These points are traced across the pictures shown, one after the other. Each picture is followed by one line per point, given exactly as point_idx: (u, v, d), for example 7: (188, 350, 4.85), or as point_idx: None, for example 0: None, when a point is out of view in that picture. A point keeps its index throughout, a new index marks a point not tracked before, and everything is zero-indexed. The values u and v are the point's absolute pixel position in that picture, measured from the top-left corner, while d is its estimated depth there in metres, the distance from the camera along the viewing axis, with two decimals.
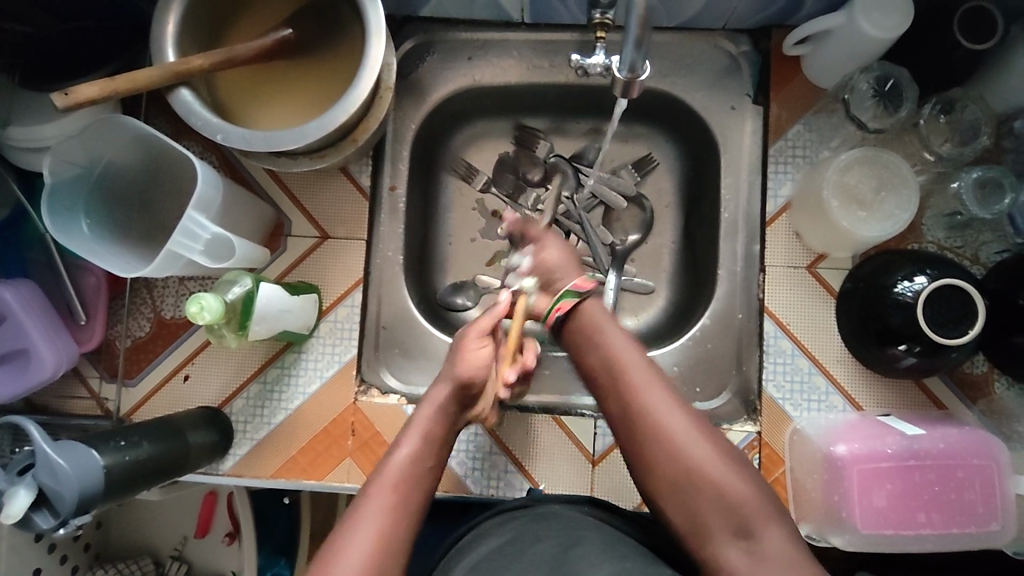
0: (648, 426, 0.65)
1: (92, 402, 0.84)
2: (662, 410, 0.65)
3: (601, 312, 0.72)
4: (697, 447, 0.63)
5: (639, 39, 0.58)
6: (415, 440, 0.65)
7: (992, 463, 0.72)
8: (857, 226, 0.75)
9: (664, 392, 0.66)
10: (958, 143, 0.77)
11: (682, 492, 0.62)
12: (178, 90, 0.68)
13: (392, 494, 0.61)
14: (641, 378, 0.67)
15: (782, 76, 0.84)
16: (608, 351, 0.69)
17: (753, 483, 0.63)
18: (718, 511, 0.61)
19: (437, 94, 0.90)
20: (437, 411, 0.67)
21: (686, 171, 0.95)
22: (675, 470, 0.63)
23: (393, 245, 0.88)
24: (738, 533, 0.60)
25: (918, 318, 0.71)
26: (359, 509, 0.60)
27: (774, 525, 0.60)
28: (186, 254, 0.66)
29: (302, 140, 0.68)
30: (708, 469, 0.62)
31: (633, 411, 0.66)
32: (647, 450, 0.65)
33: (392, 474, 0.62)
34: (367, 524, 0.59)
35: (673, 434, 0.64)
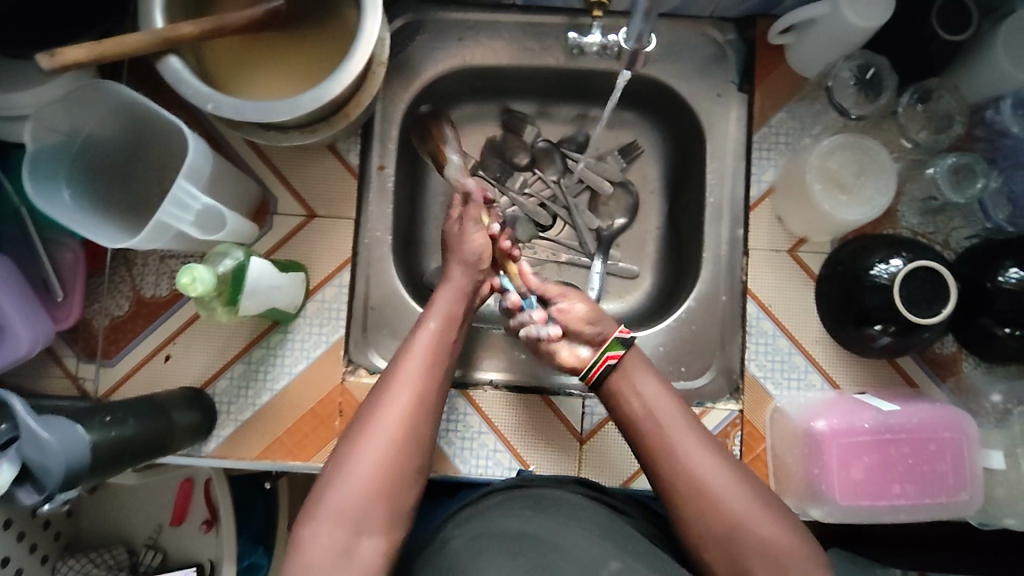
0: (689, 485, 0.64)
1: (68, 382, 0.82)
2: (705, 468, 0.65)
3: (638, 366, 0.72)
4: (742, 501, 0.63)
5: (647, 15, 0.62)
6: (404, 390, 0.66)
7: (962, 436, 0.75)
8: (838, 209, 0.77)
9: (705, 449, 0.66)
10: (934, 131, 0.81)
11: (726, 553, 0.62)
12: (167, 57, 0.66)
13: (385, 448, 0.62)
14: (686, 436, 0.67)
15: (767, 64, 0.86)
16: (652, 407, 0.69)
17: (786, 526, 0.62)
18: (758, 565, 0.61)
19: (427, 73, 0.89)
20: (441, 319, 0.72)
21: (670, 157, 0.97)
22: (721, 531, 0.62)
23: (382, 225, 0.87)
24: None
25: (895, 298, 0.74)
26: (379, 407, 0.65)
27: (801, 560, 0.60)
28: (176, 225, 0.64)
29: (295, 112, 0.67)
30: (753, 528, 0.62)
31: (677, 467, 0.65)
32: (690, 509, 0.64)
33: (414, 362, 0.68)
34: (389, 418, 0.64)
35: (719, 493, 0.63)
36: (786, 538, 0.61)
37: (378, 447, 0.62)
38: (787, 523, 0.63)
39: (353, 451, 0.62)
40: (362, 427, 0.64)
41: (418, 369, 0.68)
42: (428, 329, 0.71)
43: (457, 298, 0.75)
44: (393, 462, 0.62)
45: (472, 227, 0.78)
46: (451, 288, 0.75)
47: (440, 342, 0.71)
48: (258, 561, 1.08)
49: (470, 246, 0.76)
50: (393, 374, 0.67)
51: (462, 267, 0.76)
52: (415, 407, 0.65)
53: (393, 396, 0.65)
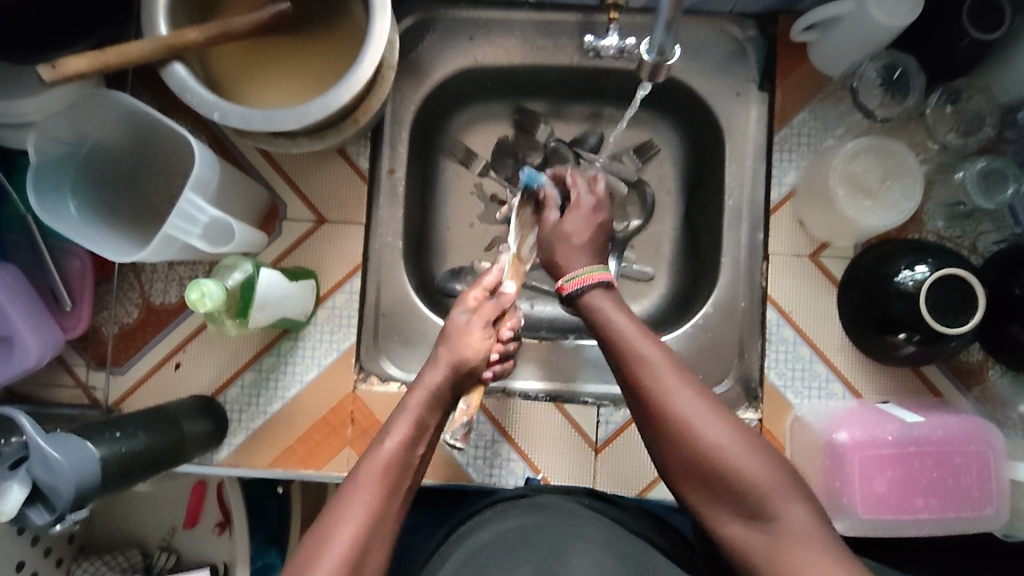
0: (657, 413, 0.61)
1: (78, 391, 0.81)
2: (669, 393, 0.61)
3: (609, 305, 0.67)
4: (709, 429, 0.59)
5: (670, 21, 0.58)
6: (359, 502, 0.57)
7: (988, 449, 0.73)
8: (862, 215, 0.75)
9: (680, 378, 0.61)
10: (963, 133, 0.78)
11: (699, 479, 0.60)
12: (170, 65, 0.64)
13: (340, 565, 0.54)
14: (653, 365, 0.62)
15: (789, 62, 0.83)
16: (615, 332, 0.64)
17: (766, 460, 0.58)
18: (729, 494, 0.58)
19: (438, 73, 0.88)
20: (411, 419, 0.63)
21: (687, 157, 0.95)
22: (690, 459, 0.59)
23: (392, 230, 0.86)
24: (753, 519, 0.57)
25: (921, 307, 0.72)
26: (343, 506, 0.57)
27: (796, 504, 0.56)
28: (184, 238, 0.62)
29: (303, 121, 0.65)
30: (721, 455, 0.58)
31: (641, 394, 0.62)
32: (663, 440, 0.61)
33: (379, 469, 0.59)
34: (349, 523, 0.56)
35: (687, 422, 0.60)
36: (772, 478, 0.57)
37: (338, 556, 0.54)
38: (767, 458, 0.59)
39: (310, 562, 0.54)
40: (318, 548, 0.55)
41: (377, 489, 0.58)
42: (392, 437, 0.61)
43: (429, 405, 0.64)
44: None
45: (478, 329, 0.68)
46: (430, 382, 0.65)
47: (404, 456, 0.61)
48: (271, 562, 1.06)
49: (466, 353, 0.66)
50: (359, 475, 0.59)
51: (444, 364, 0.66)
52: (368, 527, 0.56)
53: (353, 505, 0.57)
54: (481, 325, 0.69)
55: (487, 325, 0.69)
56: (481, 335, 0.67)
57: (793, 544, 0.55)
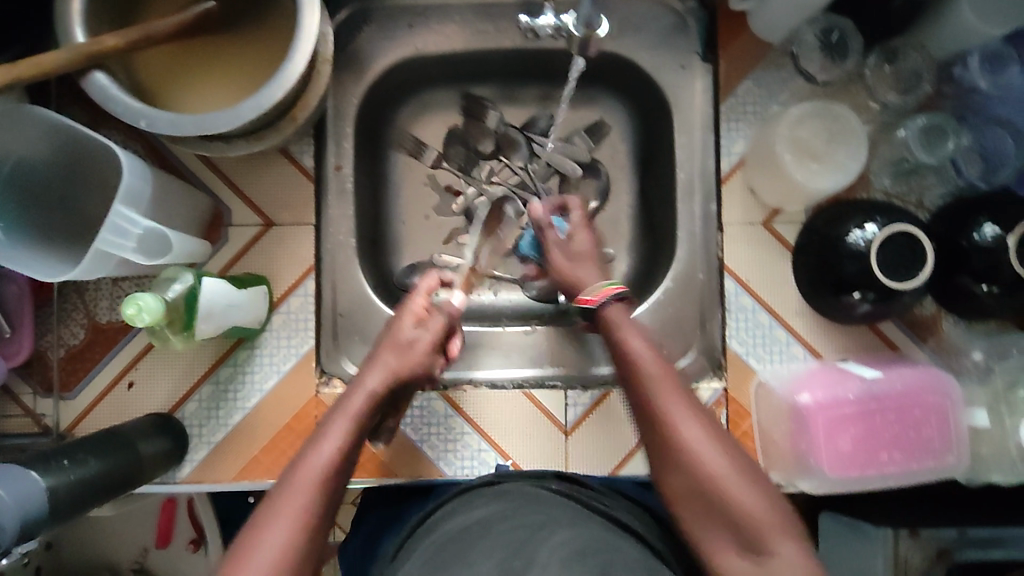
0: (663, 440, 0.59)
1: (27, 420, 0.78)
2: (676, 419, 0.60)
3: (621, 317, 0.69)
4: (710, 456, 0.57)
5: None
6: (290, 513, 0.53)
7: (945, 398, 0.75)
8: (810, 179, 0.75)
9: (682, 398, 0.61)
10: (903, 91, 0.79)
11: (695, 507, 0.57)
12: (91, 73, 0.62)
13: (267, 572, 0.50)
14: (659, 385, 0.62)
15: (729, 32, 0.83)
16: (631, 358, 0.65)
17: (768, 495, 0.56)
18: (724, 523, 0.55)
19: (379, 64, 0.86)
20: (345, 428, 0.60)
21: (638, 133, 0.94)
22: (694, 489, 0.57)
23: (344, 228, 0.84)
24: (746, 553, 0.54)
25: (872, 265, 0.73)
26: (268, 515, 0.53)
27: (789, 539, 0.53)
28: (117, 253, 0.59)
29: (235, 122, 0.62)
30: (719, 480, 0.56)
31: (648, 416, 0.61)
32: (662, 462, 0.59)
33: (311, 474, 0.55)
34: (277, 529, 0.52)
35: (688, 443, 0.58)
36: (768, 512, 0.55)
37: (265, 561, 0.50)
38: (765, 487, 0.57)
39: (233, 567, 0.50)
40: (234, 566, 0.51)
41: (309, 494, 0.54)
42: (330, 438, 0.59)
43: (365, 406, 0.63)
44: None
45: (413, 327, 0.69)
46: (372, 382, 0.64)
47: (342, 458, 0.58)
48: None
49: (407, 354, 0.67)
50: (290, 479, 0.55)
51: (386, 366, 0.66)
52: (299, 541, 0.52)
53: (281, 509, 0.53)
54: (413, 326, 0.69)
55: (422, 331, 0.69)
56: (423, 339, 0.68)
57: None
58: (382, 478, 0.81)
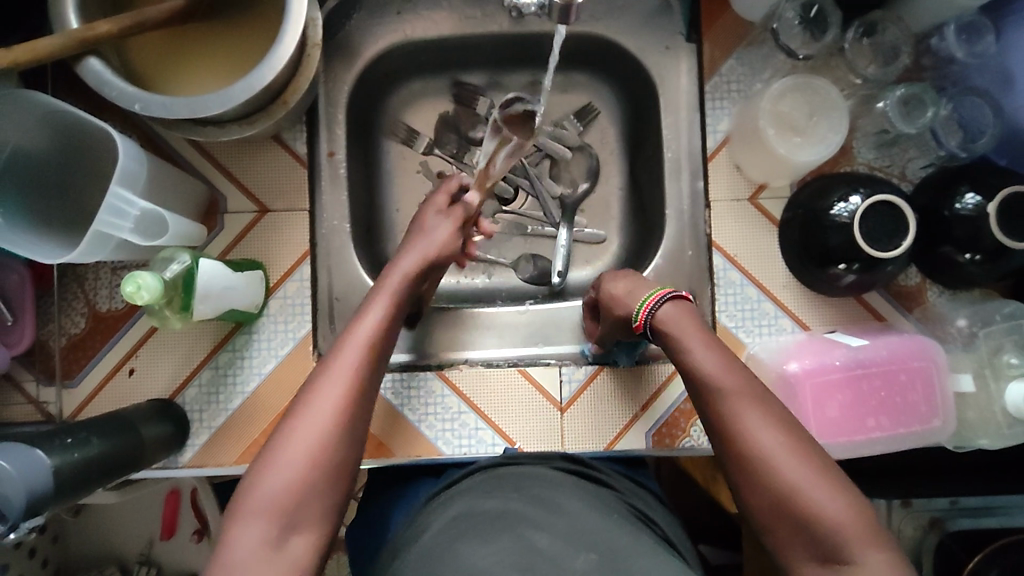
0: (742, 458, 0.58)
1: (30, 408, 0.79)
2: (753, 433, 0.58)
3: (687, 325, 0.67)
4: (789, 470, 0.56)
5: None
6: (337, 386, 0.60)
7: (931, 364, 0.76)
8: (793, 151, 0.77)
9: (760, 410, 0.59)
10: (882, 64, 0.80)
11: (780, 520, 0.56)
12: (85, 59, 0.62)
13: (328, 423, 0.59)
14: (735, 399, 0.60)
15: (712, 11, 0.85)
16: (703, 371, 0.63)
17: (853, 505, 0.54)
18: (807, 536, 0.54)
19: (370, 51, 0.87)
20: (386, 303, 0.68)
21: (626, 116, 0.96)
22: (772, 499, 0.56)
23: (338, 214, 0.86)
24: (825, 559, 0.54)
25: (855, 235, 0.74)
26: (323, 374, 0.61)
27: (872, 545, 0.53)
28: (115, 233, 0.60)
29: (228, 103, 0.63)
30: (802, 494, 0.55)
31: (724, 431, 0.60)
32: (743, 478, 0.58)
33: (359, 338, 0.64)
34: (333, 385, 0.60)
35: (766, 457, 0.57)
36: (854, 517, 0.54)
37: (325, 409, 0.59)
38: (846, 493, 0.55)
39: (296, 416, 0.59)
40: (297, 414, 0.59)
41: (352, 371, 0.62)
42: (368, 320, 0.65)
43: (397, 289, 0.70)
44: (324, 457, 0.58)
45: (435, 215, 0.77)
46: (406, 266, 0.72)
47: (380, 336, 0.65)
48: None
49: (432, 238, 0.75)
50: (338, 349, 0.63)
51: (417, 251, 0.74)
52: (346, 410, 0.60)
53: (337, 370, 0.61)
54: (436, 211, 0.78)
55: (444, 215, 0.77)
56: (443, 229, 0.75)
57: None
58: (381, 458, 0.82)
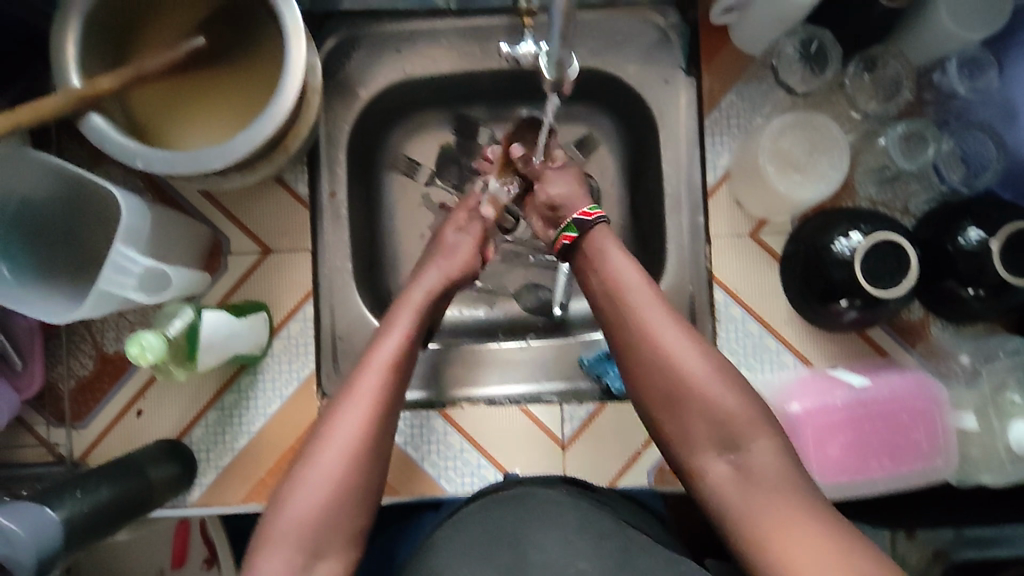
0: (646, 353, 0.66)
1: (41, 449, 0.81)
2: (656, 331, 0.66)
3: (606, 237, 0.73)
4: (688, 362, 0.65)
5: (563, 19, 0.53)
6: (358, 411, 0.61)
7: (933, 404, 0.76)
8: (793, 189, 0.76)
9: (664, 313, 0.67)
10: (884, 99, 0.80)
11: (672, 405, 0.65)
12: (88, 115, 0.63)
13: (344, 457, 0.59)
14: (641, 301, 0.68)
15: (711, 46, 0.84)
16: (613, 278, 0.70)
17: (744, 397, 0.64)
18: (706, 424, 0.64)
19: (370, 89, 0.87)
20: (404, 326, 0.67)
21: (626, 147, 0.95)
22: (667, 385, 0.65)
23: (341, 253, 0.86)
24: (722, 445, 0.63)
25: (857, 272, 0.74)
26: (343, 404, 0.61)
27: (762, 435, 0.62)
28: (122, 293, 0.62)
29: (230, 157, 0.64)
30: (696, 383, 0.64)
31: (632, 331, 0.67)
32: (643, 368, 0.66)
33: (379, 363, 0.63)
34: (352, 418, 0.60)
35: (666, 352, 0.65)
36: (746, 410, 0.63)
37: (344, 440, 0.59)
38: (741, 391, 0.65)
39: (315, 452, 0.59)
40: (314, 452, 0.60)
41: (372, 397, 0.61)
42: (388, 342, 0.65)
43: (418, 309, 0.69)
44: (348, 483, 0.59)
45: (452, 233, 0.78)
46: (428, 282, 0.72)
47: (401, 363, 0.64)
48: None
49: (453, 257, 0.75)
50: (355, 381, 0.62)
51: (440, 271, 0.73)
52: (367, 437, 0.60)
53: (355, 403, 0.61)
54: (456, 227, 0.79)
55: (462, 231, 0.78)
56: (466, 249, 0.76)
57: (758, 473, 0.61)
58: (385, 496, 0.83)
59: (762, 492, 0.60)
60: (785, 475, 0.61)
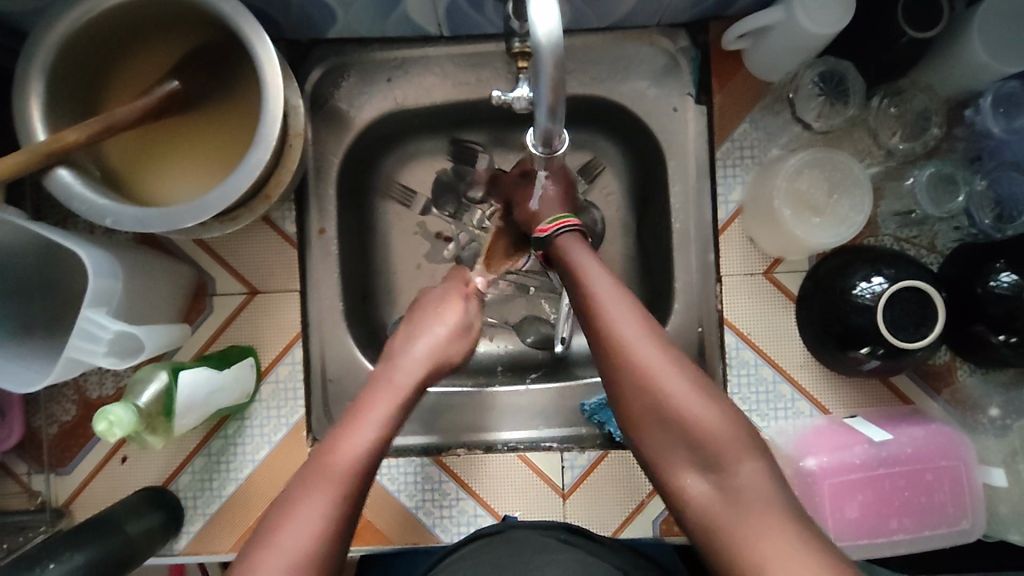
0: (617, 360, 0.61)
1: (23, 496, 0.78)
2: (630, 337, 0.61)
3: (578, 245, 0.69)
4: (667, 373, 0.60)
5: (552, 107, 0.47)
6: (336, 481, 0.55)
7: (959, 463, 0.71)
8: (810, 234, 0.72)
9: (640, 326, 0.62)
10: (908, 137, 0.74)
11: (650, 421, 0.60)
12: (55, 170, 0.60)
13: (311, 539, 0.53)
14: (615, 307, 0.63)
15: (722, 72, 0.79)
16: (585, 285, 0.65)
17: (723, 412, 0.59)
18: (688, 441, 0.59)
19: (360, 119, 0.83)
20: (395, 396, 0.62)
21: (633, 175, 0.90)
22: (645, 402, 0.60)
23: (331, 291, 0.83)
24: (705, 470, 0.58)
25: (879, 322, 0.69)
26: (307, 483, 0.55)
27: (747, 457, 0.57)
28: (89, 359, 0.59)
29: (204, 215, 0.60)
30: (675, 400, 0.59)
31: (608, 336, 0.62)
32: (620, 379, 0.61)
33: (357, 443, 0.57)
34: (316, 502, 0.54)
35: (642, 367, 0.60)
36: (728, 426, 0.58)
37: (308, 523, 0.53)
38: (723, 405, 0.60)
39: (273, 532, 0.53)
40: (270, 532, 0.54)
41: (353, 474, 0.56)
42: (375, 417, 0.60)
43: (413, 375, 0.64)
44: (308, 562, 0.52)
45: (451, 307, 0.71)
46: (420, 352, 0.66)
47: (383, 436, 0.59)
48: None
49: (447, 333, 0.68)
50: (326, 454, 0.57)
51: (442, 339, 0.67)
52: (343, 510, 0.55)
53: (325, 483, 0.55)
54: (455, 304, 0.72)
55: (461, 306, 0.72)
56: (453, 309, 0.71)
57: (744, 497, 0.55)
58: (378, 546, 0.79)
59: (748, 520, 0.54)
60: (773, 503, 0.55)
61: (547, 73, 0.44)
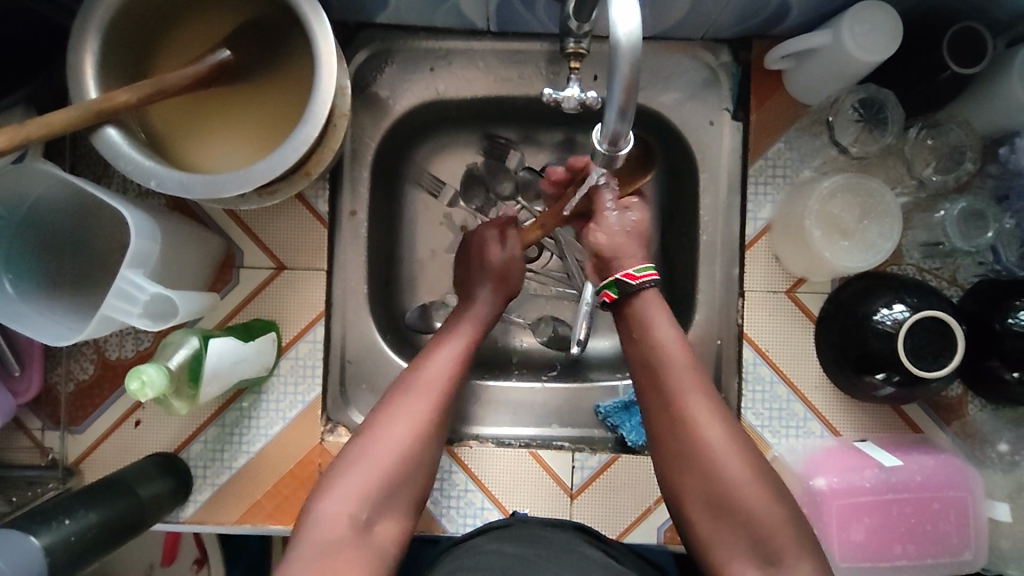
0: (691, 443, 0.63)
1: (35, 452, 0.79)
2: (703, 422, 0.63)
3: (656, 302, 0.68)
4: (733, 461, 0.62)
5: (623, 108, 0.49)
6: (377, 459, 0.61)
7: (967, 494, 0.72)
8: (838, 256, 0.72)
9: (710, 406, 0.64)
10: (942, 170, 0.76)
11: (713, 506, 0.62)
12: (104, 129, 0.60)
13: (397, 455, 0.61)
14: (685, 385, 0.65)
15: (761, 91, 0.80)
16: (656, 352, 0.66)
17: (783, 509, 0.61)
18: (747, 538, 0.60)
19: (400, 106, 0.84)
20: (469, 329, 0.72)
21: (662, 185, 0.91)
22: (705, 484, 0.62)
23: (357, 274, 0.83)
24: (760, 560, 0.59)
25: (898, 350, 0.69)
26: (405, 394, 0.65)
27: (800, 554, 0.59)
28: (122, 318, 0.59)
29: (246, 186, 0.61)
30: (737, 489, 0.61)
31: (674, 414, 0.64)
32: (681, 462, 0.64)
33: (441, 366, 0.67)
34: (408, 411, 0.64)
35: (708, 449, 0.62)
36: (786, 526, 0.60)
37: (403, 433, 0.62)
38: (783, 502, 0.61)
39: (368, 442, 0.62)
40: (368, 440, 0.62)
41: (426, 400, 0.64)
42: (457, 340, 0.70)
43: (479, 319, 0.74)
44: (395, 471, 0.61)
45: (495, 239, 0.78)
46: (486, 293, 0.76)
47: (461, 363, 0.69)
48: None
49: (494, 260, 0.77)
50: (414, 378, 0.66)
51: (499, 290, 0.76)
52: (408, 451, 0.62)
53: (413, 403, 0.64)
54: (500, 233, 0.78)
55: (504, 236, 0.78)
56: (499, 245, 0.77)
57: None
58: None
59: None
60: None
61: (622, 74, 0.47)
